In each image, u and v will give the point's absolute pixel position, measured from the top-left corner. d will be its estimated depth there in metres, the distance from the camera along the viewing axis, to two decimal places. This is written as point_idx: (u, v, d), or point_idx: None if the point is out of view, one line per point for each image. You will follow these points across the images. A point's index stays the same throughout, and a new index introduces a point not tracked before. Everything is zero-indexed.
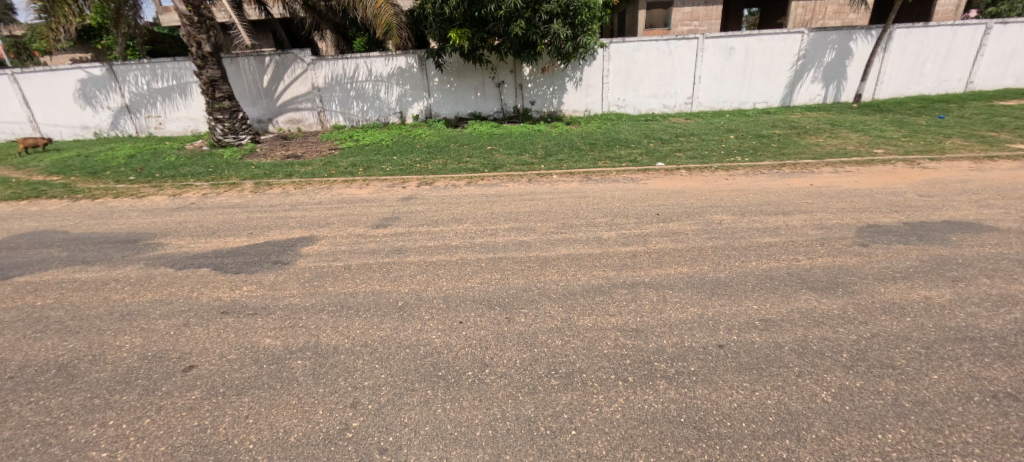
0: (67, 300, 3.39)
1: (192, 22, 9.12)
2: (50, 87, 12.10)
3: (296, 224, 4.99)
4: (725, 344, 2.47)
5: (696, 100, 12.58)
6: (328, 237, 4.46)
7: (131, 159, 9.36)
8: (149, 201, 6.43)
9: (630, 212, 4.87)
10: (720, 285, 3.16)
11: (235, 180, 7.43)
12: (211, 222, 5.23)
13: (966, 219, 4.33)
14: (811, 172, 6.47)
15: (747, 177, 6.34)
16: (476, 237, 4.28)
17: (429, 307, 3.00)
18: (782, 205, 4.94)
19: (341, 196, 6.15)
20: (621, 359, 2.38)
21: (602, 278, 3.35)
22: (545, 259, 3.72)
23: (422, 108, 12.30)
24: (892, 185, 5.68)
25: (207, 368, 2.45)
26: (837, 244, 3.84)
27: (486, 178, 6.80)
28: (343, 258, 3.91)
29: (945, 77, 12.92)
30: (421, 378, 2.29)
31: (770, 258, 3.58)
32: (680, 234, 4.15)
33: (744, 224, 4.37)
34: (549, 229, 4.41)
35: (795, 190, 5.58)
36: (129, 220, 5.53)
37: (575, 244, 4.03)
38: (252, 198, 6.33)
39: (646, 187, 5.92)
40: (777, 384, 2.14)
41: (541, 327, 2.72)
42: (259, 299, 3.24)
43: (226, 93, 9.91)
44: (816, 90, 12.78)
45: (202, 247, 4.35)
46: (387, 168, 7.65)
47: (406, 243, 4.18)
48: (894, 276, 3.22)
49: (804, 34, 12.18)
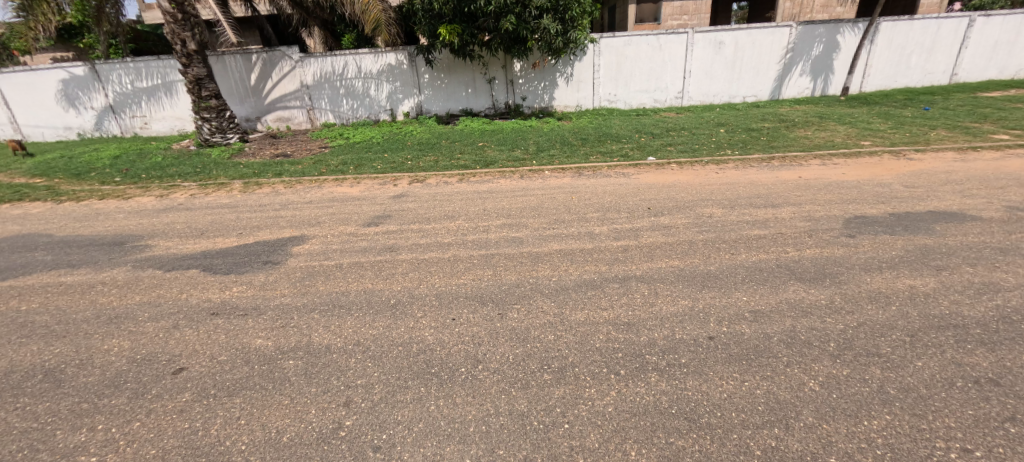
0: (53, 303, 3.34)
1: (176, 19, 8.95)
2: (31, 87, 11.85)
3: (287, 223, 4.95)
4: (716, 336, 2.50)
5: (686, 94, 12.63)
6: (319, 236, 4.43)
7: (116, 160, 9.20)
8: (135, 203, 6.34)
9: (621, 206, 4.89)
10: (711, 278, 3.19)
11: (223, 179, 7.35)
12: (199, 222, 5.17)
13: (951, 209, 4.41)
14: (799, 165, 6.54)
15: (737, 170, 6.39)
16: (468, 234, 4.27)
17: (421, 305, 3.00)
18: (771, 197, 5.00)
19: (333, 194, 6.12)
20: (613, 352, 2.40)
21: (594, 272, 3.36)
22: (537, 255, 3.72)
23: (412, 105, 12.22)
24: (879, 177, 5.76)
25: (197, 370, 2.43)
26: (825, 235, 3.89)
27: (478, 175, 6.78)
28: (334, 257, 3.88)
29: (930, 69, 13.10)
30: (414, 376, 2.29)
31: (759, 250, 3.62)
32: (671, 228, 4.18)
33: (733, 217, 4.41)
34: (541, 225, 4.42)
35: (784, 182, 5.65)
36: (116, 222, 5.44)
37: (567, 239, 4.04)
38: (242, 197, 6.27)
39: (637, 182, 5.95)
40: (766, 374, 2.17)
41: (533, 322, 2.73)
42: (250, 299, 3.21)
43: (212, 92, 9.76)
44: (804, 83, 12.89)
45: (191, 249, 4.30)
46: (379, 165, 7.62)
47: (397, 241, 4.16)
48: (880, 266, 3.27)
49: (792, 28, 12.26)
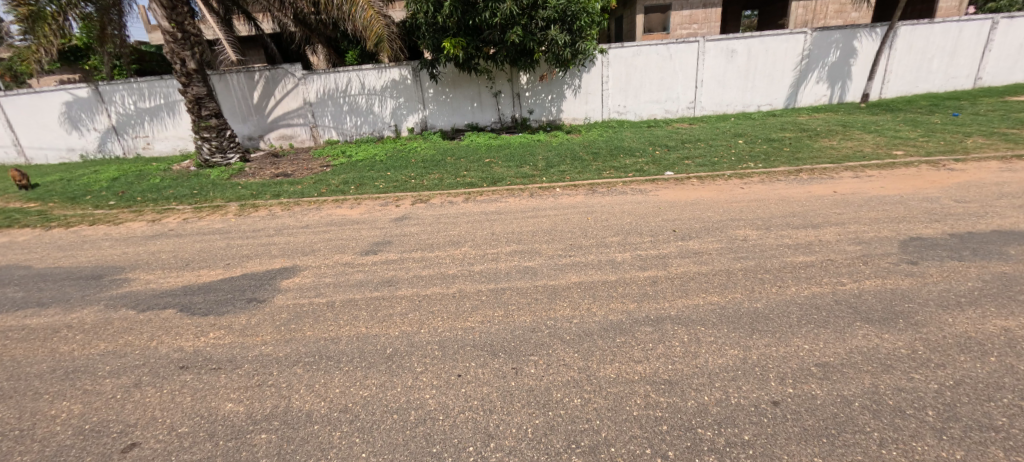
0: (6, 354, 2.95)
1: (176, 38, 8.76)
2: (35, 109, 11.81)
3: (278, 251, 4.57)
4: (781, 400, 2.03)
5: (698, 104, 12.24)
6: (312, 267, 4.01)
7: (113, 183, 8.96)
8: (125, 229, 6.03)
9: (643, 228, 4.43)
10: (760, 318, 2.71)
11: (219, 202, 7.03)
12: (187, 251, 4.80)
13: (1017, 228, 3.92)
14: (830, 177, 6.07)
15: (763, 184, 5.94)
16: (475, 263, 3.83)
17: (421, 357, 2.55)
18: (809, 216, 4.51)
19: (331, 217, 5.76)
20: (656, 424, 1.94)
21: (621, 312, 2.89)
22: (553, 289, 3.27)
23: (417, 121, 11.95)
24: (923, 190, 5.27)
25: (151, 447, 2.01)
26: (883, 262, 3.39)
27: (485, 193, 6.40)
28: (326, 294, 3.44)
29: (952, 74, 12.61)
30: (410, 458, 1.84)
31: (810, 282, 3.12)
32: (703, 254, 3.71)
33: (771, 240, 3.93)
34: (555, 252, 3.98)
35: (818, 197, 5.20)
36: (100, 251, 5.11)
37: (586, 268, 3.59)
38: (236, 222, 5.91)
39: (657, 200, 5.51)
40: (858, 459, 1.70)
41: (554, 381, 2.27)
42: (227, 349, 2.79)
43: (212, 111, 9.51)
44: (821, 90, 12.43)
45: (171, 283, 3.90)
46: (381, 184, 7.31)
47: (397, 274, 3.73)
48: (959, 301, 2.78)
49: (807, 34, 11.86)
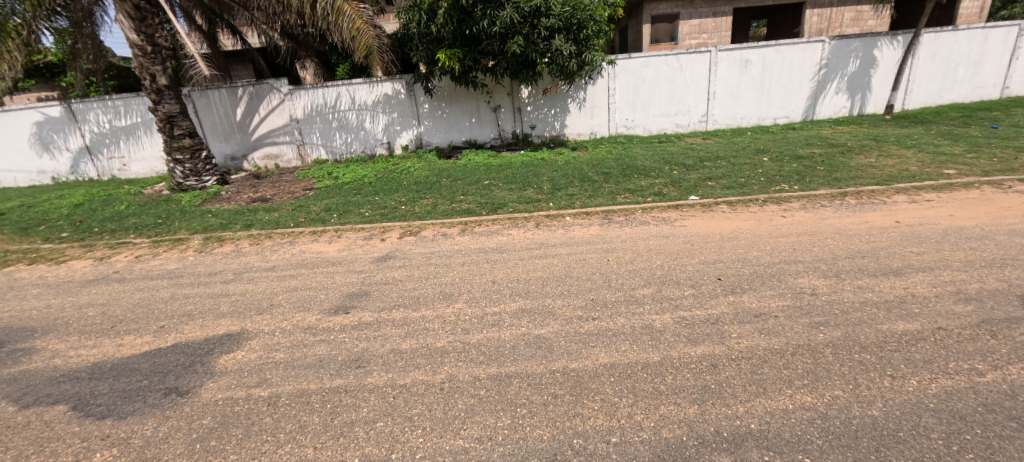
0: None
1: (145, 52, 8.03)
2: (4, 129, 11.06)
3: (229, 306, 3.71)
4: None
5: (711, 117, 11.50)
6: (265, 334, 3.15)
7: (74, 210, 8.12)
8: (65, 269, 5.19)
9: (679, 276, 3.59)
10: (891, 443, 1.82)
11: (183, 234, 6.21)
12: (121, 305, 3.93)
13: None
14: (883, 202, 5.25)
15: (807, 212, 5.11)
16: (473, 331, 2.96)
17: None
18: (882, 257, 3.67)
19: (304, 256, 4.92)
20: None
21: (679, 425, 2.00)
22: (577, 378, 2.40)
23: (411, 137, 11.19)
24: (1004, 219, 4.44)
25: None
26: (1019, 333, 2.53)
27: (484, 223, 5.58)
28: (270, 382, 2.57)
29: (978, 83, 11.90)
30: None
31: (935, 370, 2.25)
32: (767, 319, 2.85)
33: (850, 296, 3.07)
34: (574, 312, 3.12)
35: (880, 229, 4.37)
36: (20, 302, 4.26)
37: (617, 342, 2.72)
38: (193, 261, 5.06)
39: (686, 232, 4.66)
40: None
41: None
42: None
43: (186, 130, 8.74)
44: (841, 101, 11.71)
45: (81, 358, 3.03)
46: (366, 211, 6.49)
47: (371, 347, 2.86)
48: None
49: (825, 43, 11.18)
